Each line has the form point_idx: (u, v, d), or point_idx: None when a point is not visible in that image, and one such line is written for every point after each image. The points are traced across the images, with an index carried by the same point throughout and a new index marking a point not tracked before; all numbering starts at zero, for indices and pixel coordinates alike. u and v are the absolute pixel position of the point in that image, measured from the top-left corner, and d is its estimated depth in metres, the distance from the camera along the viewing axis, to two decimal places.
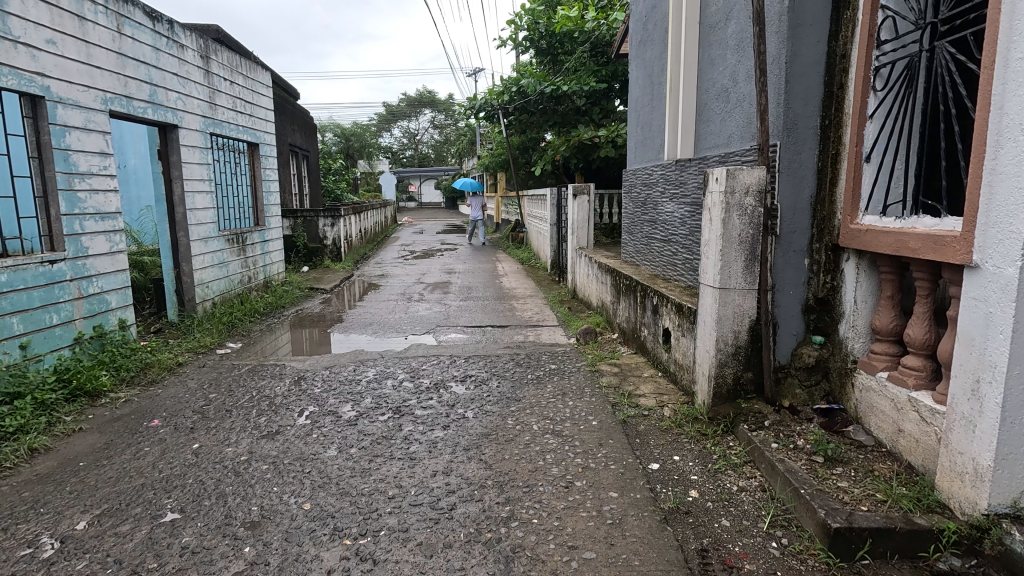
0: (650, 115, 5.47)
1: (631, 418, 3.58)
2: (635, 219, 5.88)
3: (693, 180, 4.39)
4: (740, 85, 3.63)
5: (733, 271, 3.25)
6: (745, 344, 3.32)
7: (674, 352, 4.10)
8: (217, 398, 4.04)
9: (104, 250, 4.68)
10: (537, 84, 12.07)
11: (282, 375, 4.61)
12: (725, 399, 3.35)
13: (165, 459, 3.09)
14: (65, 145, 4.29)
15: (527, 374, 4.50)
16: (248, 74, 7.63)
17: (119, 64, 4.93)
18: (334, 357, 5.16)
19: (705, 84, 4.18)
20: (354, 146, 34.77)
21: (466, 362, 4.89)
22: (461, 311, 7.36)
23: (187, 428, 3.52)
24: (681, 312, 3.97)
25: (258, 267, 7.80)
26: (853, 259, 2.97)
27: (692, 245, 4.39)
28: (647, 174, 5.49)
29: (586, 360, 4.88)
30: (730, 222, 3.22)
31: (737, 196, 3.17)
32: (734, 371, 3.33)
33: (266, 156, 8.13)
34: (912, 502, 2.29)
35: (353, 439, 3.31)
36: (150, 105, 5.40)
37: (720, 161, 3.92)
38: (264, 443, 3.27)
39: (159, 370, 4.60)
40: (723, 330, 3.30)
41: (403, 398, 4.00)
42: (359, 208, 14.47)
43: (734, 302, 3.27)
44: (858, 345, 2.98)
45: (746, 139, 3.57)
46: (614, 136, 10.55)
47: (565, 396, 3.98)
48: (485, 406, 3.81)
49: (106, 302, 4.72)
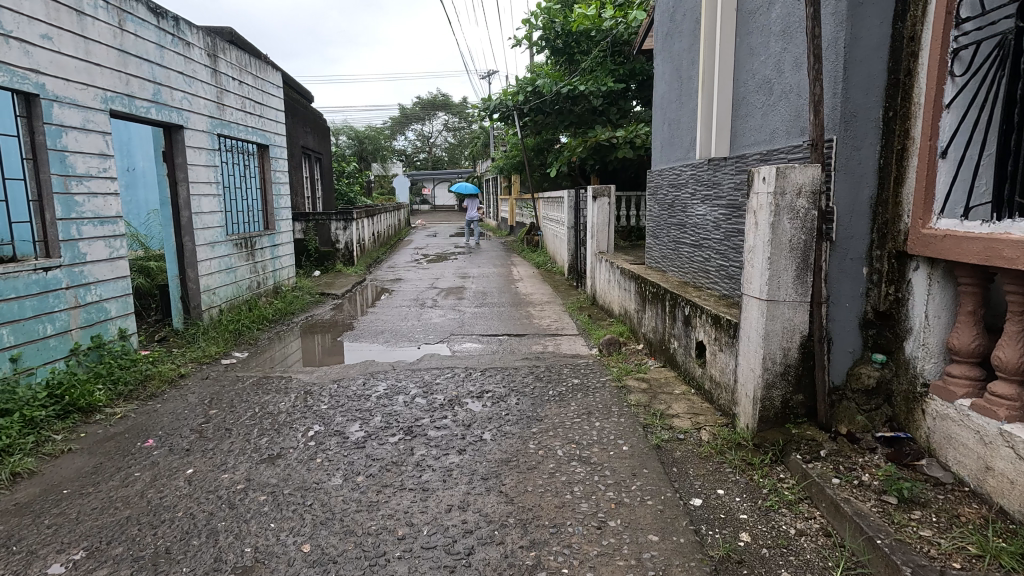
0: (678, 112, 5.13)
1: (666, 443, 3.25)
2: (661, 222, 5.55)
3: (729, 180, 4.05)
4: (786, 75, 3.29)
5: (782, 282, 2.91)
6: (795, 363, 2.97)
7: (710, 368, 3.76)
8: (218, 416, 3.78)
9: (103, 257, 4.46)
10: (553, 83, 11.74)
11: (287, 389, 4.34)
12: (773, 424, 3.01)
13: (155, 487, 2.82)
14: (61, 146, 4.07)
15: (548, 390, 4.19)
16: (258, 74, 7.43)
17: (120, 61, 4.72)
18: (343, 369, 4.89)
19: (743, 76, 3.84)
20: (368, 149, 34.73)
21: (482, 375, 4.58)
22: (476, 318, 7.05)
23: (183, 450, 3.26)
24: (718, 324, 3.63)
25: (268, 272, 7.58)
26: (921, 269, 2.61)
27: (727, 250, 4.05)
28: (675, 174, 5.15)
29: (611, 374, 4.55)
30: (780, 226, 2.87)
31: (789, 197, 2.83)
32: (783, 392, 2.99)
33: (276, 158, 7.91)
34: (1015, 559, 1.94)
35: (360, 466, 3.02)
36: (154, 104, 5.18)
37: (762, 159, 3.58)
38: (264, 469, 2.99)
39: (159, 384, 4.37)
40: (771, 347, 2.95)
41: (415, 417, 3.70)
42: (372, 211, 14.24)
43: (783, 316, 2.93)
44: (930, 366, 2.62)
45: (793, 135, 3.23)
46: (632, 136, 10.16)
47: (590, 416, 3.66)
48: (505, 427, 3.50)
49: (105, 311, 4.49)
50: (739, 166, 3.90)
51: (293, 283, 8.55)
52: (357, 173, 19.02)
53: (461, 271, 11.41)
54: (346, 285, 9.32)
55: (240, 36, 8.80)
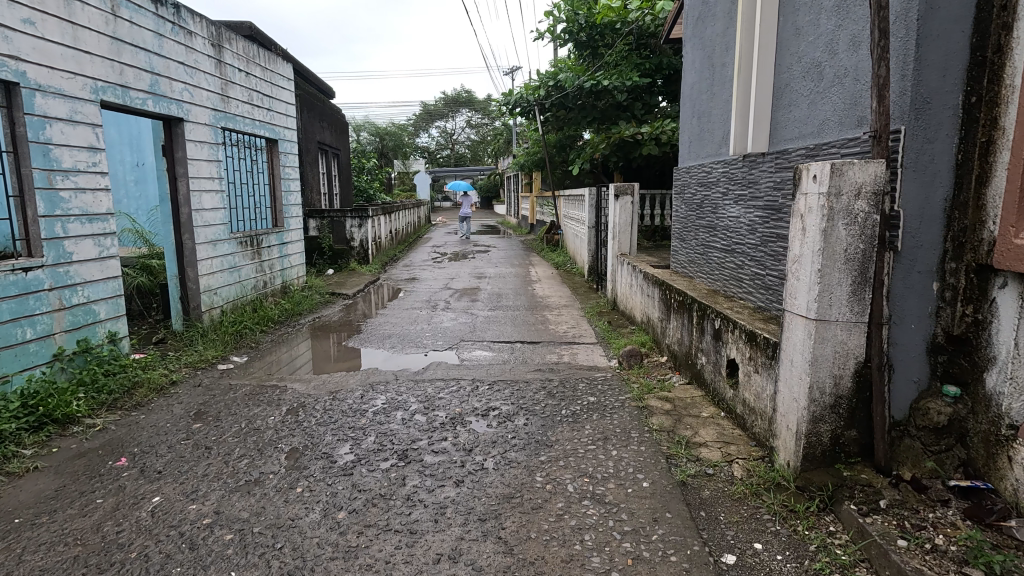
0: (709, 104, 4.68)
1: (692, 479, 2.84)
2: (689, 223, 5.11)
3: (768, 179, 3.61)
4: (840, 57, 2.84)
5: (835, 299, 2.45)
6: (848, 393, 2.52)
7: (744, 391, 3.32)
8: (200, 432, 3.49)
9: (92, 256, 4.21)
10: (575, 78, 11.29)
11: (280, 400, 4.03)
12: (820, 464, 2.57)
13: (114, 519, 2.52)
14: (45, 138, 3.83)
15: (560, 409, 3.80)
16: (267, 66, 7.18)
17: (113, 49, 4.46)
18: (343, 378, 4.55)
19: (786, 59, 3.38)
20: (390, 146, 34.61)
21: (490, 390, 4.21)
22: (488, 323, 6.69)
23: (155, 473, 2.96)
24: (754, 342, 3.19)
25: (275, 271, 7.34)
26: (1011, 287, 2.15)
27: (765, 257, 3.61)
28: (705, 172, 4.71)
29: (631, 391, 4.13)
30: (834, 233, 2.41)
31: (845, 198, 2.37)
32: (832, 427, 2.54)
33: (286, 153, 7.67)
34: None
35: (342, 499, 2.67)
36: (151, 96, 4.93)
37: (809, 155, 3.13)
38: (237, 499, 2.68)
39: (146, 392, 4.12)
40: (820, 374, 2.50)
41: (412, 438, 3.35)
42: (390, 209, 13.97)
43: (834, 338, 2.48)
44: (1018, 405, 2.16)
45: (848, 126, 2.77)
46: (658, 132, 9.66)
47: (606, 442, 3.26)
48: (509, 454, 3.13)
49: (94, 313, 4.25)
50: (780, 163, 3.45)
51: (304, 282, 8.31)
52: (377, 169, 18.82)
53: (477, 271, 11.04)
54: (358, 284, 9.04)
55: (259, 31, 8.60)
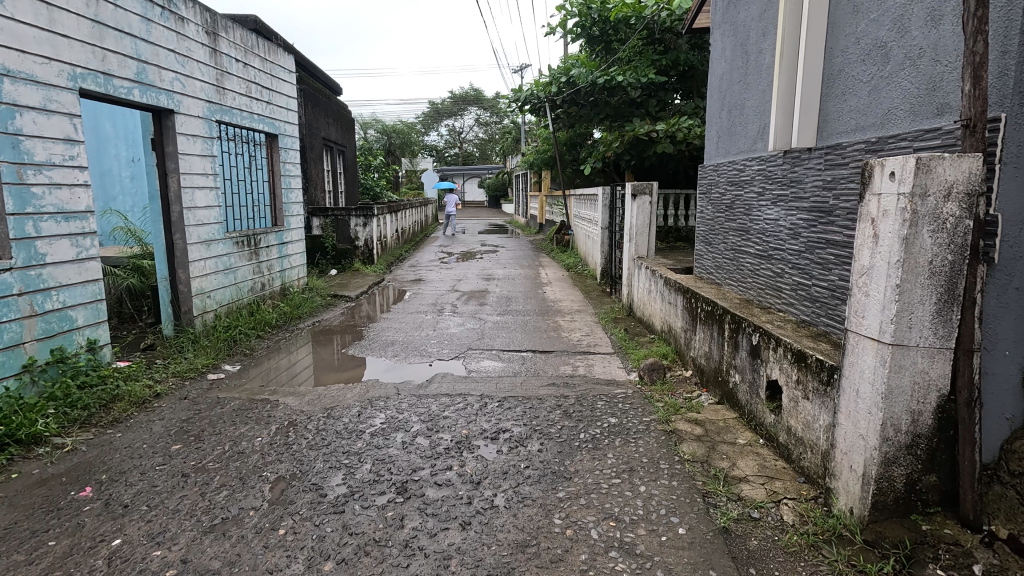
0: (742, 95, 4.28)
1: (735, 524, 2.45)
2: (717, 226, 4.70)
3: (815, 177, 3.21)
4: (914, 34, 2.43)
5: (916, 320, 2.05)
6: (928, 433, 2.12)
7: (790, 418, 2.92)
8: (179, 455, 3.14)
9: (69, 257, 3.87)
10: (588, 73, 10.87)
11: (270, 417, 3.68)
12: (893, 515, 2.18)
13: (63, 568, 2.18)
14: (14, 129, 3.49)
15: (578, 432, 3.41)
16: (267, 56, 6.84)
17: (94, 33, 4.12)
18: (339, 393, 4.17)
19: (841, 42, 2.98)
20: (398, 143, 34.18)
21: (500, 407, 3.83)
22: (498, 329, 6.30)
23: (120, 507, 2.60)
24: (803, 363, 2.79)
25: (274, 272, 7.00)
26: None
27: (811, 265, 3.21)
28: (736, 170, 4.31)
29: (656, 411, 3.74)
30: (917, 242, 2.00)
31: (931, 200, 1.97)
32: (908, 472, 2.15)
33: (286, 149, 7.33)
34: None
35: (330, 545, 2.31)
36: (138, 85, 4.59)
37: (869, 150, 2.73)
38: (209, 543, 2.32)
39: (125, 407, 3.78)
40: (895, 409, 2.11)
41: (413, 466, 2.98)
42: (393, 208, 13.08)
43: (913, 367, 2.08)
44: None
45: (924, 115, 2.37)
46: (674, 130, 9.21)
47: (632, 476, 2.87)
48: (523, 489, 2.75)
49: (70, 320, 3.90)
50: (831, 159, 3.04)
51: (304, 284, 7.95)
52: (384, 167, 18.47)
53: (485, 273, 10.67)
54: (361, 286, 8.67)
55: (264, 24, 8.26)
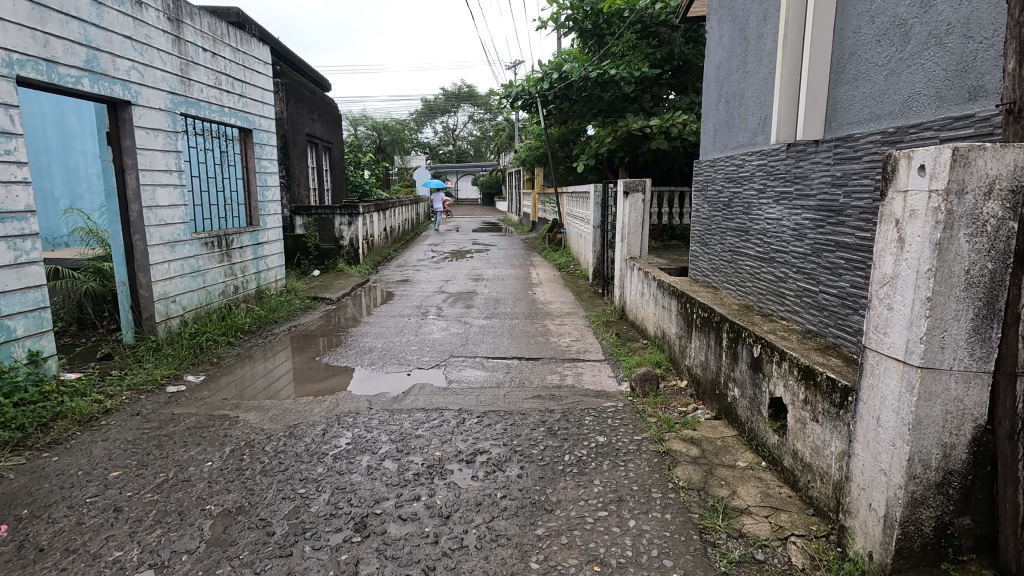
0: (741, 84, 3.97)
1: (737, 568, 2.15)
2: (713, 225, 4.40)
3: (822, 173, 2.90)
4: (940, 7, 2.13)
5: (951, 340, 1.75)
6: (962, 469, 1.82)
7: (796, 441, 2.62)
8: (116, 485, 2.80)
9: (4, 262, 3.52)
10: (580, 67, 10.53)
11: (225, 438, 3.34)
12: (918, 563, 1.89)
13: None
14: None
15: (562, 454, 3.09)
16: (239, 47, 6.48)
17: (34, 16, 3.76)
18: (307, 408, 3.85)
19: (853, 22, 2.68)
20: (388, 140, 33.63)
21: (479, 424, 3.51)
22: (483, 334, 5.97)
23: (34, 551, 2.28)
24: (810, 380, 2.49)
25: (248, 274, 6.65)
26: None
27: (819, 269, 2.91)
28: (735, 165, 4.01)
29: (648, 428, 3.43)
30: (953, 249, 1.70)
31: (970, 199, 1.66)
32: (937, 514, 1.85)
33: (261, 144, 6.97)
34: None
35: None
36: (88, 74, 4.22)
37: (886, 141, 2.43)
38: None
39: (67, 426, 3.44)
40: (923, 443, 1.80)
41: (376, 496, 2.66)
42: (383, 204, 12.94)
43: (945, 395, 1.78)
44: None
45: (953, 100, 2.07)
46: (668, 125, 8.88)
47: (620, 508, 2.56)
48: (497, 524, 2.44)
49: (7, 330, 3.56)
50: (841, 153, 2.74)
51: (283, 285, 7.60)
52: (374, 164, 18.04)
53: (473, 273, 10.35)
54: (343, 288, 8.31)
55: (246, 16, 7.92)
